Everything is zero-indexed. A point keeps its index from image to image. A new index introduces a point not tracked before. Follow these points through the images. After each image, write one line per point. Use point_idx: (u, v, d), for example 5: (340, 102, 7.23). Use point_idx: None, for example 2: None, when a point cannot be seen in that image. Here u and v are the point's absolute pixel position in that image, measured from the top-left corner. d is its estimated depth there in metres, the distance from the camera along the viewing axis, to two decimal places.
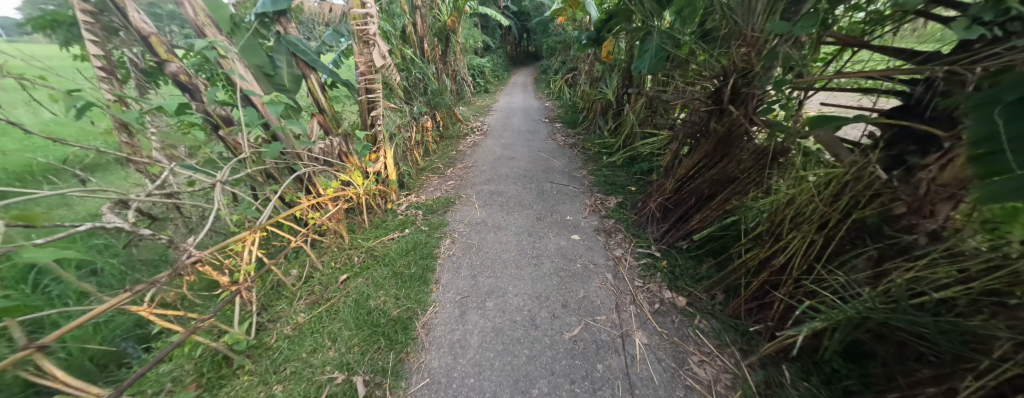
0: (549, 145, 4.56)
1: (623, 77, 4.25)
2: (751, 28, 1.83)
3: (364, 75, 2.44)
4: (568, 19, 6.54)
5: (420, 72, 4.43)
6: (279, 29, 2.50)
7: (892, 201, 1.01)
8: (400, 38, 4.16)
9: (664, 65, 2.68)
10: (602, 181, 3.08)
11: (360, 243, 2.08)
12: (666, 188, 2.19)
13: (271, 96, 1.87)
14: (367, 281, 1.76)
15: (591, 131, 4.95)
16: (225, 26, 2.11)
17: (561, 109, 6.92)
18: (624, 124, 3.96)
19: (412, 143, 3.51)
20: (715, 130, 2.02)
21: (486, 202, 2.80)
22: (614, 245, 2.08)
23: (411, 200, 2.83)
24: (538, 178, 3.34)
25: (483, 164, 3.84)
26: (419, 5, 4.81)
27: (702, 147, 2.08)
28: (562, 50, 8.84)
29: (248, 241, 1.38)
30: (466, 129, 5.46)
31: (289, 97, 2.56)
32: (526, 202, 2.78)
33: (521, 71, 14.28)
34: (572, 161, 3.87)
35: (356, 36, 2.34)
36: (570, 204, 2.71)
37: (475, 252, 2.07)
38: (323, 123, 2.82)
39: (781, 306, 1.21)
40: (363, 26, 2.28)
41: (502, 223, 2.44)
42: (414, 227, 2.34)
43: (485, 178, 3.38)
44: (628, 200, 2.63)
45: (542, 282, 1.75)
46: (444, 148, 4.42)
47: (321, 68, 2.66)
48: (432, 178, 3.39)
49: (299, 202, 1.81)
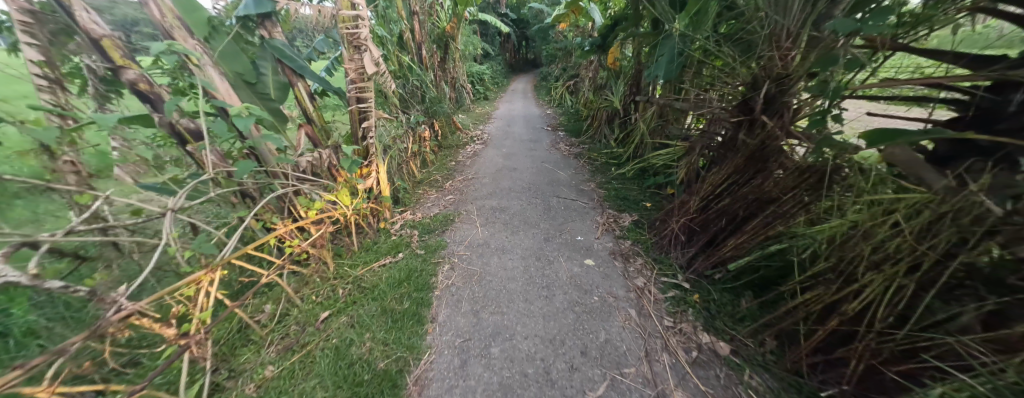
0: (554, 155, 4.36)
1: (630, 84, 4.07)
2: (785, 30, 1.63)
3: (354, 83, 2.21)
4: (570, 26, 6.40)
5: (418, 79, 4.24)
6: (265, 34, 2.33)
7: (1016, 242, 0.74)
8: (397, 44, 3.98)
9: (680, 72, 2.50)
10: (613, 196, 2.86)
11: (346, 272, 1.84)
12: (691, 208, 1.97)
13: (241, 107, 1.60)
14: (352, 320, 1.51)
15: (597, 141, 4.76)
16: (202, 29, 1.89)
17: (564, 116, 6.73)
18: (634, 134, 3.76)
19: (408, 155, 3.30)
20: (746, 143, 1.81)
21: (488, 220, 2.57)
22: (634, 273, 1.84)
23: (406, 217, 2.59)
24: (543, 192, 3.12)
25: (485, 176, 3.63)
26: (418, 11, 4.66)
27: (732, 163, 1.86)
28: (564, 56, 8.72)
29: (202, 282, 1.14)
30: (466, 138, 5.25)
31: (273, 107, 2.34)
32: (532, 220, 2.55)
33: (520, 78, 14.20)
34: (579, 173, 3.65)
35: (346, 41, 2.11)
36: (580, 222, 2.48)
37: (477, 282, 1.83)
38: (311, 135, 2.60)
39: (862, 367, 0.97)
40: (353, 29, 2.07)
41: (507, 245, 2.20)
42: (408, 251, 2.09)
43: (486, 192, 3.15)
44: (644, 217, 2.41)
45: (555, 320, 1.51)
46: (442, 159, 4.20)
47: (309, 75, 2.47)
48: (430, 192, 3.16)
49: (276, 227, 1.56)
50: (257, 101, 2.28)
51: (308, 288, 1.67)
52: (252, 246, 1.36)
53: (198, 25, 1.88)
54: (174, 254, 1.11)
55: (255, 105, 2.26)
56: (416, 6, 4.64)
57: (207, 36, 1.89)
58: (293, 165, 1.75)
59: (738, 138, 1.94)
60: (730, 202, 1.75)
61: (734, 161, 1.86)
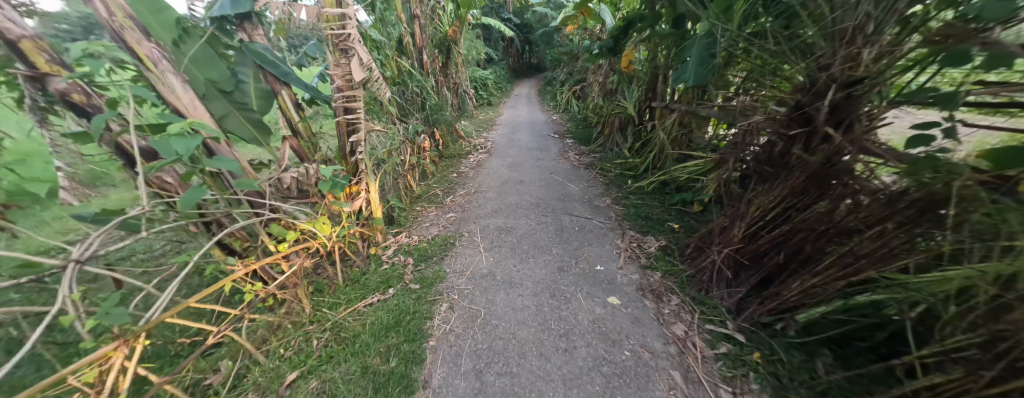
0: (563, 165, 4.07)
1: (646, 89, 3.79)
2: (850, 27, 1.34)
3: (341, 91, 1.93)
4: (578, 29, 6.15)
5: (418, 85, 4.00)
6: (245, 37, 2.13)
7: None
8: (396, 48, 3.74)
9: (709, 75, 2.23)
10: (634, 214, 2.56)
11: (325, 315, 1.53)
12: (736, 237, 1.66)
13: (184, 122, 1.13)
14: (324, 385, 1.20)
15: (609, 149, 4.46)
16: (168, 30, 1.66)
17: (571, 122, 6.45)
18: (652, 143, 3.45)
19: (405, 168, 3.02)
20: (805, 160, 1.49)
21: (492, 244, 2.28)
22: (671, 318, 1.54)
23: (401, 240, 2.29)
24: (554, 208, 2.83)
25: (489, 189, 3.35)
26: (418, 15, 4.45)
27: (787, 184, 1.55)
28: (570, 60, 8.47)
29: (113, 360, 0.83)
30: (468, 146, 4.99)
31: (254, 118, 2.08)
32: (542, 244, 2.25)
33: (524, 82, 13.99)
34: (592, 186, 3.35)
35: (331, 43, 1.83)
36: (598, 247, 2.18)
37: (481, 327, 1.52)
38: (297, 148, 2.37)
39: None
40: (339, 30, 1.78)
41: (516, 277, 1.90)
42: (401, 286, 1.78)
43: (491, 209, 2.87)
44: (673, 242, 2.10)
45: (579, 388, 1.19)
46: (443, 170, 3.93)
47: (295, 82, 2.24)
48: (429, 209, 2.87)
49: (236, 267, 1.27)
50: (235, 111, 2.02)
51: (275, 338, 1.36)
52: (199, 298, 1.07)
53: (163, 26, 1.65)
54: (75, 323, 0.82)
55: (233, 116, 2.01)
56: (417, 9, 4.44)
57: (174, 39, 1.67)
58: (256, 193, 1.37)
59: (792, 154, 1.63)
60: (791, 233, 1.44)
61: (789, 181, 1.55)
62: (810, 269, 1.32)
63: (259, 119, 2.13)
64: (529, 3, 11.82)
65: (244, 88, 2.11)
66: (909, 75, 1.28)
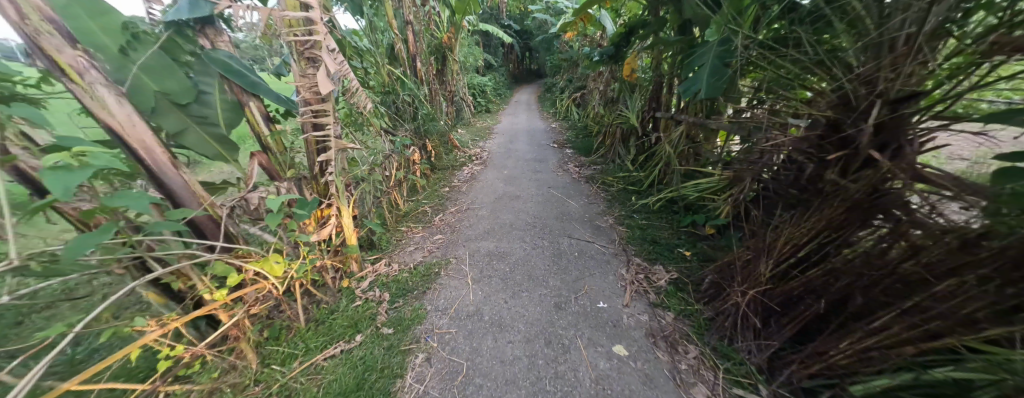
0: (561, 179, 3.84)
1: (650, 99, 3.59)
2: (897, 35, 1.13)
3: (308, 104, 1.70)
4: (578, 35, 6.02)
5: (410, 94, 3.81)
6: (207, 45, 1.92)
7: None
8: (386, 56, 3.55)
9: (722, 86, 2.02)
10: (640, 237, 2.34)
11: (273, 374, 1.28)
12: (762, 275, 1.42)
13: (63, 153, 0.88)
14: None
15: (610, 161, 4.25)
16: (114, 37, 1.41)
17: (571, 131, 6.25)
18: (657, 156, 3.24)
19: (390, 185, 2.79)
20: (842, 187, 1.26)
21: (482, 272, 2.05)
22: (689, 377, 1.29)
23: (380, 269, 2.05)
24: (551, 229, 2.60)
25: (483, 206, 3.12)
26: (411, 22, 4.30)
27: (822, 215, 1.32)
28: (570, 67, 8.34)
29: None
30: (463, 157, 4.77)
31: (219, 134, 1.92)
32: (538, 275, 2.00)
33: (523, 89, 13.85)
34: (592, 202, 3.13)
35: (295, 51, 1.61)
36: (601, 278, 1.94)
37: (461, 387, 1.27)
38: (266, 164, 2.15)
39: None
40: (304, 36, 1.57)
41: (506, 317, 1.65)
42: (370, 331, 1.53)
43: (482, 230, 2.63)
44: (684, 274, 1.86)
45: None
46: (434, 184, 3.69)
47: (266, 93, 2.02)
48: (415, 230, 2.63)
49: (149, 327, 1.03)
50: (196, 126, 1.84)
51: None
52: (79, 379, 0.84)
53: (108, 33, 1.39)
54: None
55: (194, 131, 1.82)
56: (411, 15, 4.28)
57: (123, 46, 1.42)
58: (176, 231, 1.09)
59: (825, 178, 1.41)
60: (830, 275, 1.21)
61: (822, 212, 1.32)
62: (860, 325, 1.08)
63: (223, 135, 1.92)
64: (529, 10, 11.78)
65: (206, 101, 1.90)
66: (975, 91, 1.06)
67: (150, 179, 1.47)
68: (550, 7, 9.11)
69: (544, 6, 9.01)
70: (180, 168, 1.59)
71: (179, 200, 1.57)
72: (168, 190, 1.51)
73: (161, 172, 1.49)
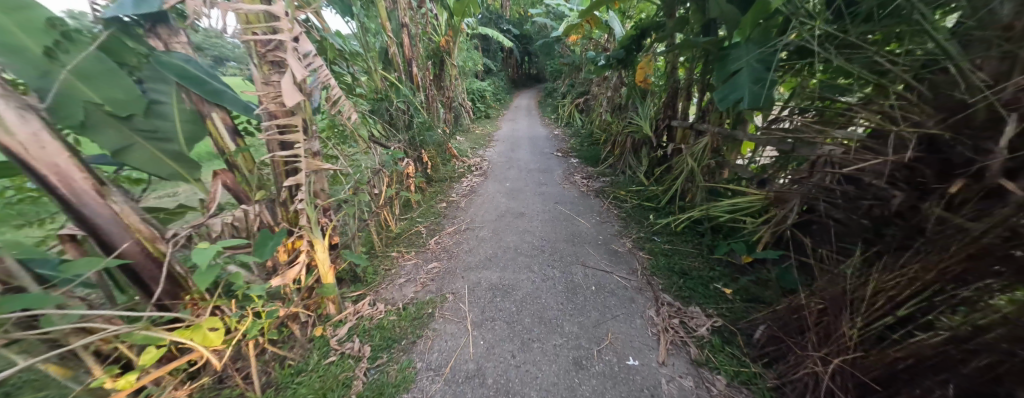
0: (569, 193, 3.54)
1: (665, 105, 3.30)
2: None
3: (274, 117, 1.39)
4: (582, 39, 5.77)
5: (405, 101, 3.52)
6: (160, 48, 1.62)
7: None
8: (378, 60, 3.28)
9: (766, 94, 1.71)
10: (666, 268, 2.03)
11: None
12: (848, 337, 1.11)
13: None
14: None
15: (620, 172, 3.96)
16: (38, 36, 1.10)
17: (576, 138, 5.98)
18: (676, 170, 2.94)
19: (379, 203, 2.48)
20: (964, 228, 0.95)
21: (484, 313, 1.73)
22: None
23: (364, 309, 1.72)
24: (562, 255, 2.29)
25: (484, 225, 2.81)
26: (408, 24, 4.04)
27: (929, 262, 1.01)
28: (572, 72, 8.10)
29: None
30: (462, 167, 4.48)
31: (173, 150, 1.62)
32: (550, 317, 1.69)
33: (524, 94, 13.63)
34: (605, 221, 2.83)
35: (254, 53, 1.30)
36: (626, 323, 1.63)
37: None
38: (232, 185, 1.85)
39: None
40: (263, 35, 1.26)
41: (515, 380, 1.32)
42: None
43: (483, 256, 2.31)
44: (730, 322, 1.54)
45: None
46: (431, 199, 3.39)
47: (231, 104, 1.73)
48: (407, 256, 2.31)
49: None
50: (144, 142, 1.52)
51: None
52: None
53: (29, 32, 1.08)
54: None
55: (141, 148, 1.50)
56: (407, 17, 4.04)
57: (50, 46, 1.09)
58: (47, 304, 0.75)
59: (924, 212, 1.10)
60: (948, 346, 0.90)
61: (929, 257, 1.02)
62: None
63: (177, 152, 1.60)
64: (529, 15, 11.62)
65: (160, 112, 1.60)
66: None
67: (66, 212, 1.11)
68: (551, 12, 8.94)
69: (545, 10, 8.77)
70: (110, 195, 1.21)
71: (107, 236, 1.21)
72: (90, 227, 1.15)
73: (83, 204, 1.12)
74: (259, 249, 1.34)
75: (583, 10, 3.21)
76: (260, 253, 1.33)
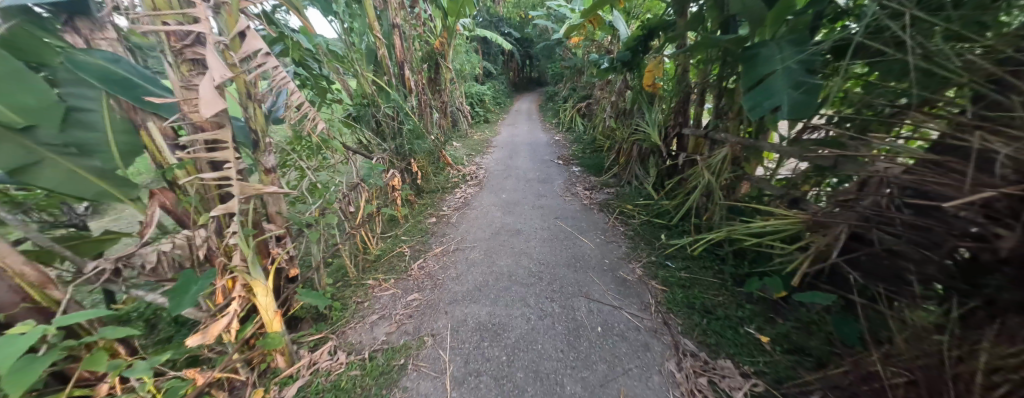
0: (570, 206, 3.25)
1: (676, 111, 3.01)
2: None
3: (201, 129, 1.11)
4: (584, 41, 5.51)
5: (394, 106, 3.24)
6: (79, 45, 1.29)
7: None
8: (363, 62, 3.02)
9: (814, 102, 1.43)
10: (685, 305, 1.72)
11: None
12: None
13: None
14: None
15: (626, 183, 3.67)
16: None
17: (578, 145, 5.69)
18: (690, 183, 2.65)
19: (356, 223, 2.18)
20: None
21: (467, 365, 1.42)
22: None
23: (323, 358, 1.43)
24: (563, 285, 1.99)
25: (476, 245, 2.52)
26: (399, 25, 3.80)
27: None
28: (573, 76, 7.85)
29: None
30: (456, 176, 4.20)
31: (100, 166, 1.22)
32: (548, 371, 1.38)
33: (524, 98, 13.37)
34: (611, 241, 2.53)
35: (167, 48, 1.01)
36: (641, 381, 1.32)
37: None
38: (172, 205, 1.53)
39: None
40: (177, 25, 0.98)
41: None
42: None
43: (472, 285, 2.01)
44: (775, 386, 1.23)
45: None
46: (419, 213, 3.10)
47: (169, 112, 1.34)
48: (385, 285, 2.02)
49: None
50: (53, 156, 1.12)
51: None
52: None
53: None
54: None
55: (51, 165, 1.10)
56: (399, 17, 3.79)
57: None
58: None
59: None
60: None
61: None
62: None
63: (98, 166, 1.22)
64: (529, 17, 11.44)
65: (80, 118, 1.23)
66: None
67: None
68: (551, 14, 8.73)
69: (544, 12, 8.54)
70: None
71: None
72: None
73: None
74: (174, 297, 1.06)
75: (580, 13, 2.97)
76: (176, 302, 1.05)
